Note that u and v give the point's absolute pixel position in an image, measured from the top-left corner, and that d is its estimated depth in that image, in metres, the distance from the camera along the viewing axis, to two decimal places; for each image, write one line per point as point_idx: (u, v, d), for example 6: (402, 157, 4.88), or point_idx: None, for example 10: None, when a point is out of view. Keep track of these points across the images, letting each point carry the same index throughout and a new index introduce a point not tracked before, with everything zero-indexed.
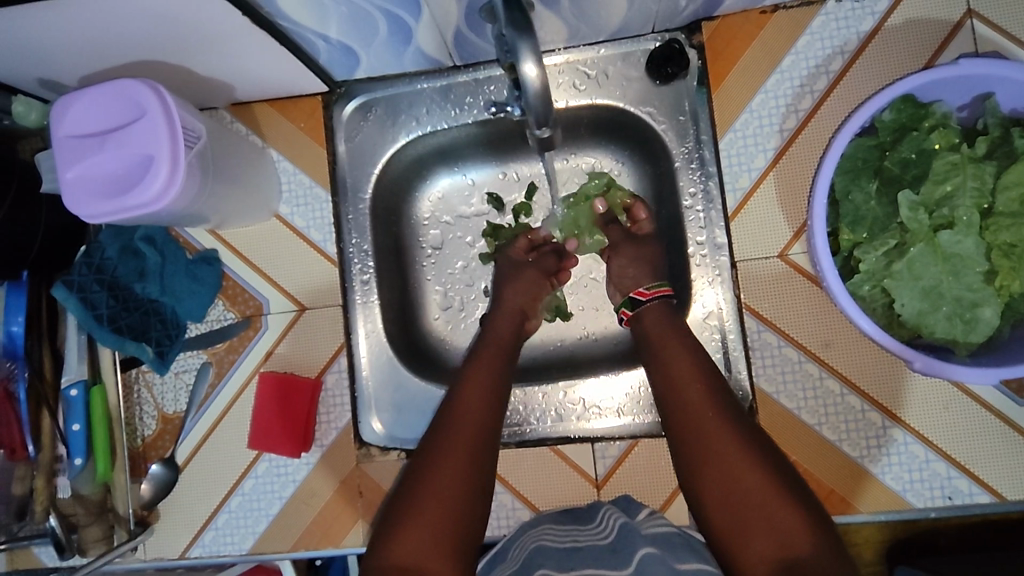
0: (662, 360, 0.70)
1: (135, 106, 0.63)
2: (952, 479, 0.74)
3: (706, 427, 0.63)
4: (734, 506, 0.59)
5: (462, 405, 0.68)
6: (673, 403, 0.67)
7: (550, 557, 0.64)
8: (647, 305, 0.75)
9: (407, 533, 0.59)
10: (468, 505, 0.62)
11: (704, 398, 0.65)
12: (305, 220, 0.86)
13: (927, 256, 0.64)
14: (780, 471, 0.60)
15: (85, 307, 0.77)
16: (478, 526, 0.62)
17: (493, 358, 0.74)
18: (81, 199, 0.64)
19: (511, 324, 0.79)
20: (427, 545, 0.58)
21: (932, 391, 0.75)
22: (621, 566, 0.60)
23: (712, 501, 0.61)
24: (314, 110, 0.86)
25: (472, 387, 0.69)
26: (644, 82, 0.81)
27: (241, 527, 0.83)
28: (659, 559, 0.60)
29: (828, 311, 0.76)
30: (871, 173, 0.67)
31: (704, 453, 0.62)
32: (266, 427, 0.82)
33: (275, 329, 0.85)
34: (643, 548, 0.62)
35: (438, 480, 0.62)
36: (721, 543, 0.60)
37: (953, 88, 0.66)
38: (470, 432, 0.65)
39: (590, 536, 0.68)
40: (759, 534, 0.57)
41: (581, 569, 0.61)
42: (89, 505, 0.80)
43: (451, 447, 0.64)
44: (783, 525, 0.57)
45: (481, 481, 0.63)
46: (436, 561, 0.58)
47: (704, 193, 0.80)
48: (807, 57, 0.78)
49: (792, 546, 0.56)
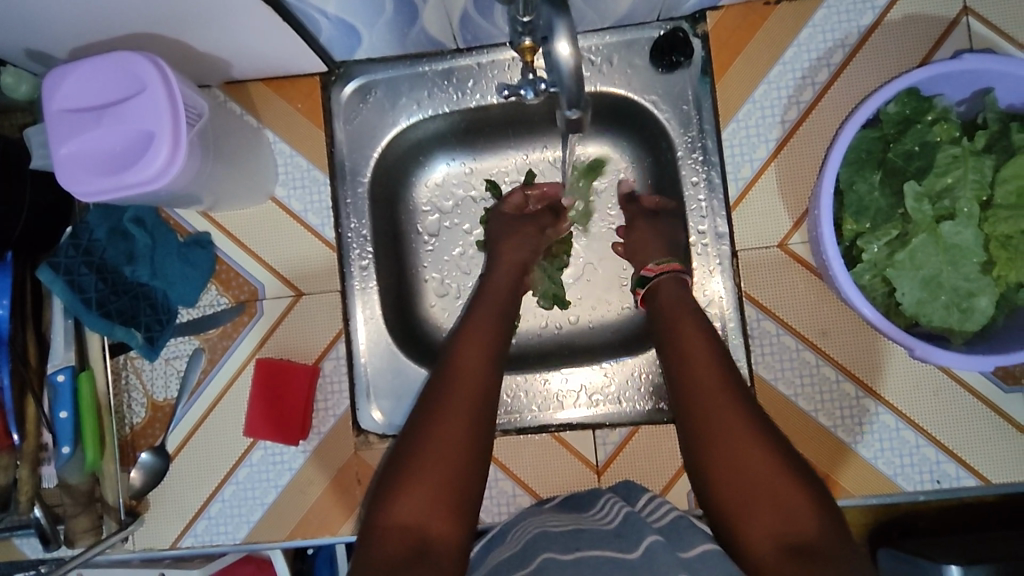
0: (679, 337, 0.70)
1: (134, 78, 0.61)
2: (941, 463, 0.76)
3: (718, 408, 0.63)
4: (738, 483, 0.60)
5: (456, 371, 0.68)
6: (688, 378, 0.67)
7: (553, 541, 0.64)
8: (657, 282, 0.77)
9: (404, 498, 0.59)
10: (468, 469, 0.61)
11: (716, 375, 0.66)
12: (302, 203, 0.84)
13: (928, 246, 0.65)
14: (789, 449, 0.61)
15: (72, 290, 0.74)
16: (475, 491, 0.62)
17: (491, 329, 0.73)
18: (75, 174, 0.61)
19: (508, 287, 0.79)
20: (425, 504, 0.59)
21: (924, 377, 0.77)
22: (628, 550, 0.61)
23: (724, 481, 0.61)
24: (312, 90, 0.84)
25: (467, 358, 0.69)
26: (649, 70, 0.81)
27: (235, 515, 0.81)
28: (665, 547, 0.60)
29: (828, 301, 0.78)
30: (875, 164, 0.68)
31: (716, 434, 0.62)
32: (263, 416, 0.80)
33: (270, 315, 0.83)
34: (650, 535, 0.62)
35: (438, 436, 0.62)
36: (727, 523, 0.60)
37: (955, 82, 0.68)
38: (467, 391, 0.66)
39: (592, 521, 0.68)
40: (765, 513, 0.58)
41: (587, 551, 0.62)
42: (76, 494, 0.77)
43: (448, 418, 0.63)
44: (792, 504, 0.57)
45: (482, 446, 0.64)
46: (436, 520, 0.58)
47: (707, 182, 0.81)
48: (808, 49, 0.78)
49: (802, 527, 0.56)
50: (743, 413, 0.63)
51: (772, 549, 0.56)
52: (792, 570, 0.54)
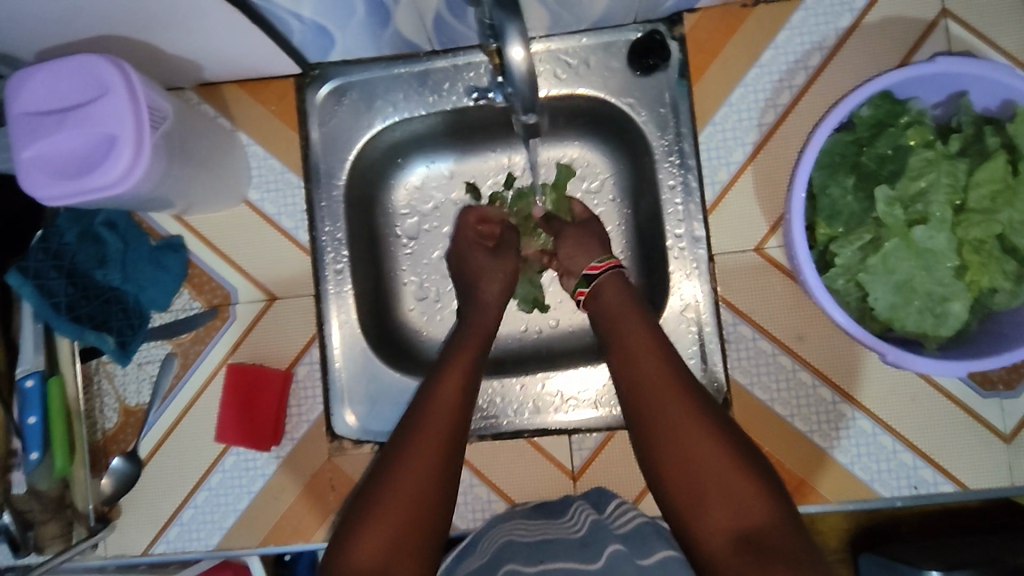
0: (624, 336, 0.70)
1: (97, 82, 0.60)
2: (918, 469, 0.76)
3: (673, 405, 0.63)
4: (691, 476, 0.60)
5: (428, 409, 0.67)
6: (635, 377, 0.67)
7: (519, 551, 0.64)
8: (600, 280, 0.76)
9: (368, 530, 0.60)
10: (434, 500, 0.62)
11: (663, 372, 0.66)
12: (276, 207, 0.83)
13: (901, 250, 0.65)
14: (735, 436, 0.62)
15: (41, 295, 0.73)
16: (442, 518, 0.63)
17: (466, 359, 0.73)
18: (36, 178, 0.60)
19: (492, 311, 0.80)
20: (389, 542, 0.59)
21: (901, 381, 0.76)
22: (591, 560, 0.61)
23: (675, 473, 0.61)
24: (286, 92, 0.83)
25: (441, 393, 0.69)
26: (625, 72, 0.81)
27: (207, 522, 0.80)
28: (626, 556, 0.60)
29: (804, 305, 0.77)
30: (848, 168, 0.68)
31: (665, 431, 0.62)
32: (235, 423, 0.79)
33: (243, 319, 0.82)
34: (613, 543, 0.62)
35: (405, 480, 0.62)
36: (681, 521, 0.60)
37: (929, 85, 0.67)
38: (437, 431, 0.66)
39: (560, 530, 0.68)
40: (717, 507, 0.58)
41: (551, 563, 0.61)
42: (46, 500, 0.76)
43: (414, 448, 0.64)
44: (741, 495, 0.58)
45: (450, 473, 0.65)
46: (400, 559, 0.59)
47: (683, 185, 0.80)
48: (786, 52, 0.78)
49: (752, 515, 0.57)
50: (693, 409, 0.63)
51: (726, 542, 0.57)
52: (745, 560, 0.54)
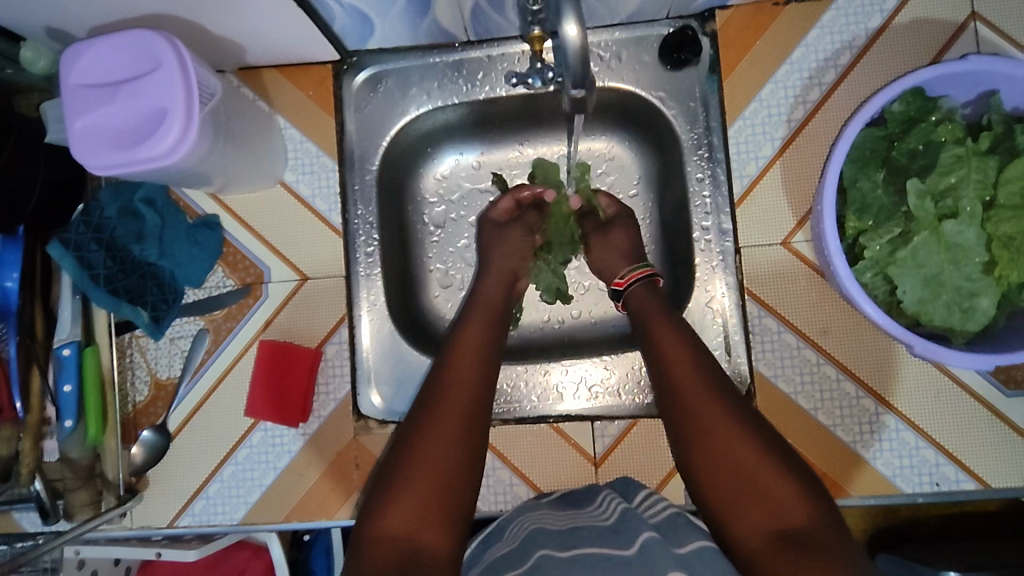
0: (654, 333, 0.73)
1: (150, 56, 0.62)
2: (940, 466, 0.76)
3: (704, 406, 0.65)
4: (726, 477, 0.62)
5: (450, 387, 0.69)
6: (665, 373, 0.70)
7: (551, 538, 0.65)
8: (629, 290, 0.79)
9: (394, 506, 0.61)
10: (459, 476, 0.64)
11: (692, 369, 0.68)
12: (311, 188, 0.85)
13: (930, 244, 0.65)
14: (765, 434, 0.64)
15: (81, 266, 0.76)
16: (467, 493, 0.64)
17: (482, 339, 0.75)
18: (89, 148, 0.62)
19: (504, 287, 0.82)
20: (416, 516, 0.60)
21: (925, 378, 0.77)
22: (624, 546, 0.61)
23: (710, 473, 0.63)
24: (324, 78, 0.86)
25: (459, 370, 0.71)
26: (657, 67, 0.82)
27: (233, 496, 0.82)
28: (661, 543, 0.60)
29: (829, 299, 0.78)
30: (878, 162, 0.69)
31: (698, 427, 0.65)
32: (264, 397, 0.81)
33: (275, 298, 0.83)
34: (646, 531, 0.63)
35: (428, 456, 0.64)
36: (720, 522, 0.62)
37: (960, 84, 0.68)
38: (456, 407, 0.67)
39: (589, 519, 0.69)
40: (753, 507, 0.60)
41: (583, 548, 0.62)
42: (77, 470, 0.77)
43: (437, 426, 0.66)
44: (778, 495, 0.60)
45: (473, 450, 0.66)
46: (428, 532, 0.60)
47: (712, 179, 0.81)
48: (816, 50, 0.79)
49: (787, 517, 0.59)
50: (723, 407, 0.65)
51: (762, 542, 0.58)
52: (783, 558, 0.56)
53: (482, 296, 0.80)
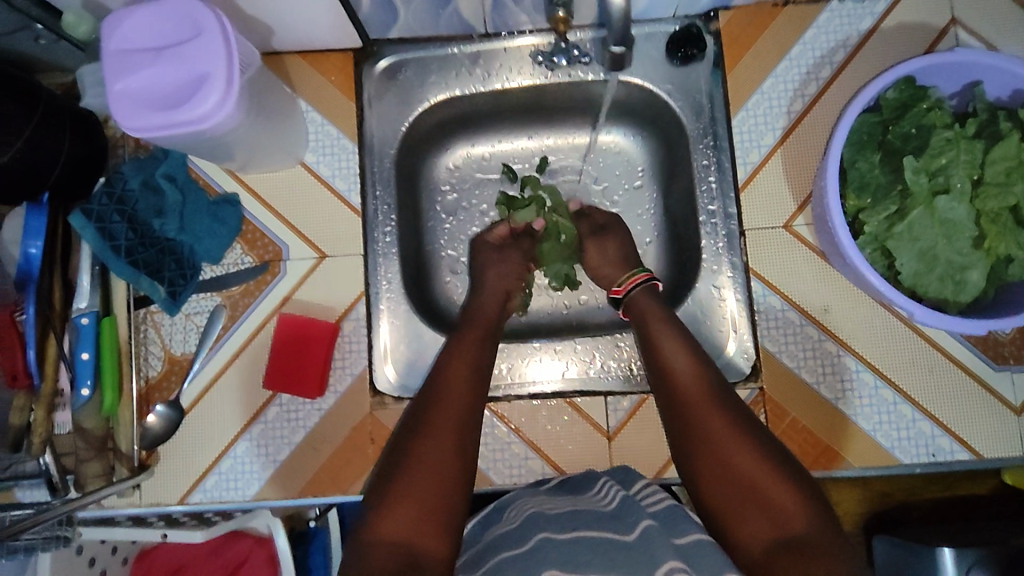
0: (656, 343, 0.75)
1: (192, 24, 0.63)
2: (936, 438, 0.80)
3: (706, 416, 0.68)
4: (729, 485, 0.64)
5: (447, 394, 0.71)
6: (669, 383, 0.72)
7: (551, 520, 0.66)
8: (629, 295, 0.81)
9: (391, 513, 0.62)
10: (455, 482, 0.65)
11: (695, 381, 0.71)
12: (331, 169, 0.87)
13: (925, 219, 0.70)
14: (764, 444, 0.66)
15: (103, 237, 0.77)
16: (463, 498, 0.65)
17: (478, 347, 0.76)
18: (127, 110, 0.63)
19: (500, 299, 0.83)
20: (414, 522, 0.61)
21: (919, 355, 0.81)
22: (625, 532, 0.63)
23: (713, 482, 0.65)
24: (346, 64, 0.88)
25: (457, 378, 0.72)
26: (665, 61, 0.87)
27: (246, 472, 0.82)
28: (660, 531, 0.62)
29: (830, 278, 0.82)
30: (875, 146, 0.73)
31: (701, 436, 0.67)
32: (282, 368, 0.82)
33: (294, 274, 0.85)
34: (645, 519, 0.64)
35: (424, 463, 0.65)
36: (720, 528, 0.64)
37: (947, 75, 0.74)
38: (452, 412, 0.69)
39: (589, 503, 0.70)
40: (755, 515, 0.62)
41: (582, 531, 0.63)
42: (90, 439, 0.78)
43: (436, 434, 0.67)
44: (779, 504, 0.61)
45: (468, 456, 0.67)
46: (427, 537, 0.61)
47: (717, 166, 0.85)
48: (813, 48, 0.85)
49: (791, 525, 0.60)
50: (725, 417, 0.67)
51: (765, 549, 0.60)
52: (786, 563, 0.58)
53: (478, 306, 0.82)
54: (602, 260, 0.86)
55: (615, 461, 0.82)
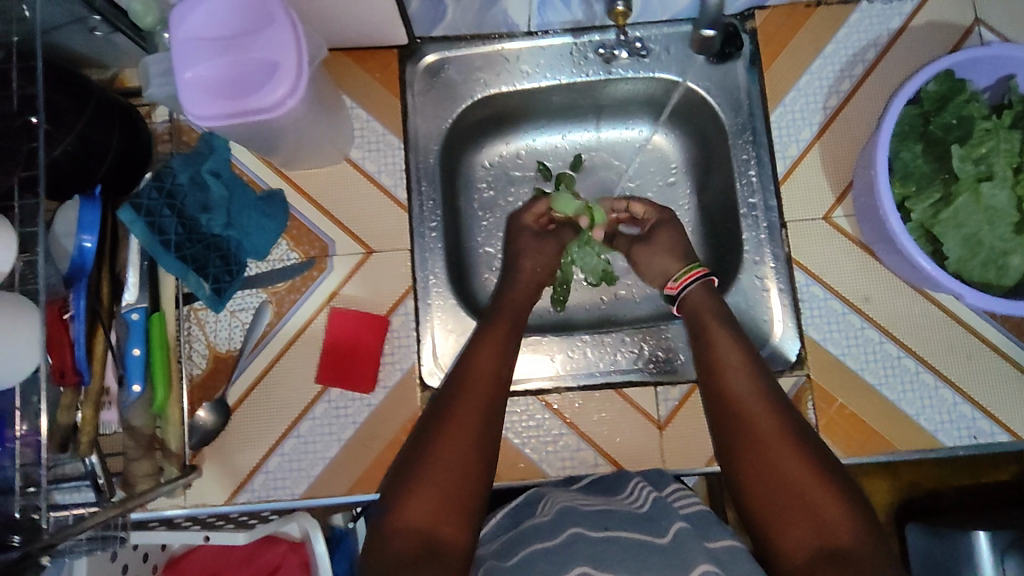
0: (708, 341, 0.76)
1: (262, 14, 0.63)
2: (976, 420, 0.82)
3: (760, 420, 0.69)
4: (777, 492, 0.65)
5: (470, 383, 0.72)
6: (717, 383, 0.73)
7: (584, 515, 0.67)
8: (685, 293, 0.82)
9: (412, 500, 0.64)
10: (475, 470, 0.66)
11: (749, 380, 0.72)
12: (376, 164, 0.87)
13: (971, 205, 0.72)
14: (815, 451, 0.67)
15: (152, 231, 0.75)
16: (483, 487, 0.66)
17: (506, 333, 0.78)
18: (200, 99, 0.63)
19: (532, 289, 0.85)
20: (434, 510, 0.63)
21: (958, 341, 0.83)
22: (658, 534, 0.64)
23: (760, 485, 0.66)
24: (390, 62, 0.89)
25: (479, 367, 0.73)
26: (702, 60, 0.88)
27: (295, 470, 0.81)
28: (692, 535, 0.64)
29: (870, 267, 0.84)
30: (917, 136, 0.76)
31: (752, 439, 0.68)
32: (336, 362, 0.83)
33: (341, 270, 0.85)
34: (678, 521, 0.66)
35: (445, 451, 0.66)
36: (761, 530, 0.65)
37: (982, 69, 0.77)
38: (480, 407, 0.70)
39: (621, 504, 0.71)
40: (802, 525, 0.62)
41: (616, 530, 0.65)
42: (140, 438, 0.76)
43: (455, 425, 0.68)
44: (827, 516, 0.62)
45: (489, 443, 0.69)
46: (446, 525, 0.63)
47: (757, 160, 0.87)
48: (845, 47, 0.88)
49: (838, 537, 0.61)
50: (781, 423, 0.68)
51: (807, 557, 0.61)
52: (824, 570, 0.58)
53: (510, 292, 0.84)
54: (648, 254, 0.87)
55: (668, 452, 0.82)
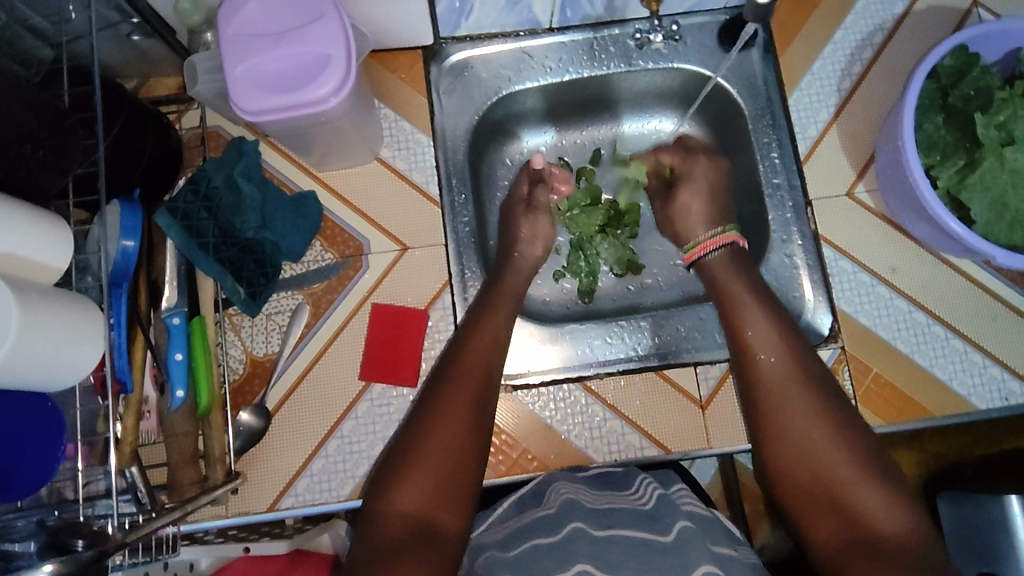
0: (736, 312, 0.73)
1: (312, 9, 0.64)
2: (1007, 382, 0.84)
3: (790, 397, 0.66)
4: (805, 475, 0.63)
5: (465, 367, 0.69)
6: (746, 355, 0.70)
7: (588, 514, 0.63)
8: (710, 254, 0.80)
9: (406, 485, 0.60)
10: (467, 454, 0.63)
11: (783, 351, 0.69)
12: (407, 162, 0.88)
13: (996, 168, 0.74)
14: (846, 428, 0.64)
15: (191, 235, 0.74)
16: (478, 471, 0.63)
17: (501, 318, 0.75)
18: (249, 93, 0.63)
19: None
20: (427, 497, 0.60)
21: (984, 307, 0.85)
22: (662, 533, 0.60)
23: (788, 465, 0.64)
24: (414, 62, 0.90)
25: (473, 352, 0.70)
26: (717, 49, 0.91)
27: (340, 471, 0.80)
28: (697, 534, 0.60)
29: (895, 239, 0.87)
30: (937, 109, 0.79)
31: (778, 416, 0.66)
32: (379, 358, 0.82)
33: (376, 269, 0.85)
34: (682, 519, 0.63)
35: (438, 435, 0.63)
36: (793, 516, 0.64)
37: (993, 43, 0.80)
38: (474, 386, 0.67)
39: (627, 501, 0.69)
40: (831, 512, 0.61)
41: (619, 529, 0.61)
42: (184, 450, 0.73)
43: (450, 408, 0.65)
44: (862, 504, 0.60)
45: (484, 424, 0.66)
46: (441, 511, 0.60)
47: (779, 144, 0.90)
48: (854, 32, 0.91)
49: (874, 525, 0.59)
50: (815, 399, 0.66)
51: (839, 545, 0.60)
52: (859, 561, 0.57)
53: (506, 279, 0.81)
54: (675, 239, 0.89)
55: (713, 432, 0.83)
